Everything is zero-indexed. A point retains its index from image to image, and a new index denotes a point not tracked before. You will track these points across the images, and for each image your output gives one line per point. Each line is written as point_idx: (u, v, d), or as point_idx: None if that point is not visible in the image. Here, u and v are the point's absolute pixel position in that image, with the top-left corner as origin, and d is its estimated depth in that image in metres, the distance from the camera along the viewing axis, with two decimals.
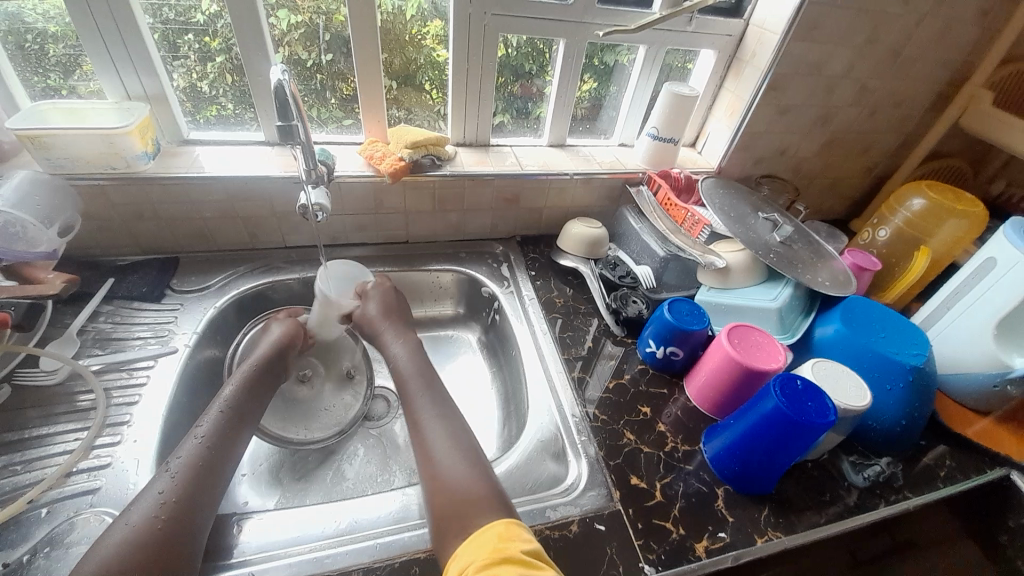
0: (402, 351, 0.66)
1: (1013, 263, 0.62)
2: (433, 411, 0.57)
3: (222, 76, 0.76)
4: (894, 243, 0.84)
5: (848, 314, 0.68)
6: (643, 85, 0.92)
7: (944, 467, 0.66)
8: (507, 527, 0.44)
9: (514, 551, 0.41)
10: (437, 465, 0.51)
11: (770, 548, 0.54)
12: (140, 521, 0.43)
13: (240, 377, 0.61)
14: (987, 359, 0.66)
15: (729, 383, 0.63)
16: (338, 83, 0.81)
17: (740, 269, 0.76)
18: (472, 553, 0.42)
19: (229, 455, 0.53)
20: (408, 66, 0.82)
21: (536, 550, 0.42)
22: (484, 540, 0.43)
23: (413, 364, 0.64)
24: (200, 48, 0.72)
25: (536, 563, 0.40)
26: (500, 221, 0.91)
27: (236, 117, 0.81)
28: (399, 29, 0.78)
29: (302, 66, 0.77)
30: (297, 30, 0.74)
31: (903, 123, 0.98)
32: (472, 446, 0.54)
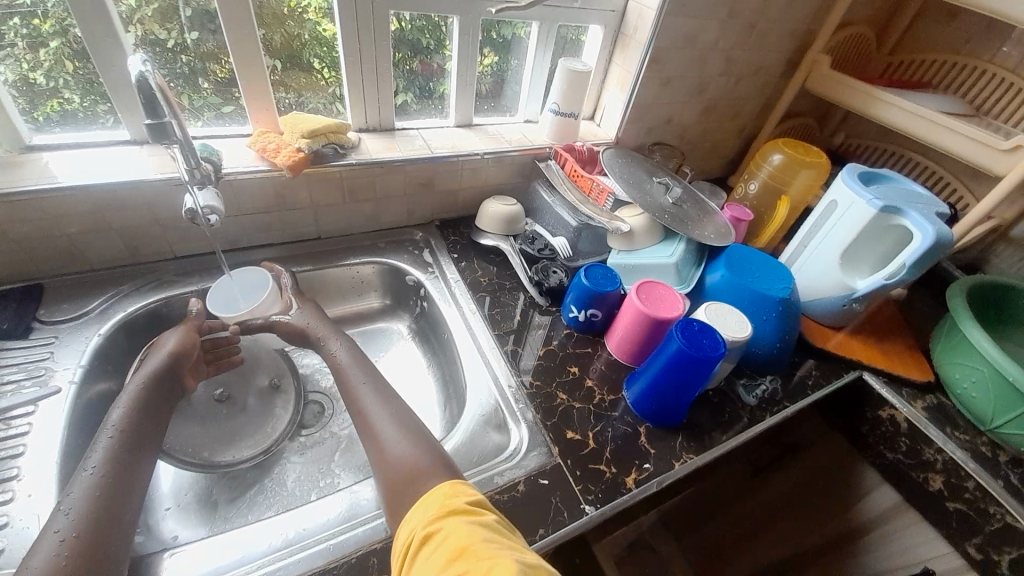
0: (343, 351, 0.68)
1: (848, 203, 0.75)
2: (374, 397, 0.60)
3: (62, 63, 0.65)
4: (762, 194, 0.97)
5: (731, 261, 0.79)
6: (541, 61, 0.95)
7: (811, 376, 0.79)
8: (452, 486, 0.46)
9: (460, 503, 0.44)
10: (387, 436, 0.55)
11: (686, 469, 0.63)
12: (42, 563, 0.40)
13: (128, 395, 0.56)
14: (838, 286, 0.79)
15: (642, 335, 0.70)
16: (210, 66, 0.73)
17: (642, 230, 0.84)
18: (422, 514, 0.44)
19: (133, 479, 0.50)
20: (292, 43, 0.77)
21: (481, 500, 0.45)
22: (433, 500, 0.45)
23: (354, 358, 0.67)
24: (30, 33, 0.61)
25: (483, 511, 0.43)
26: (416, 206, 0.90)
27: (85, 112, 0.70)
28: (274, 2, 0.72)
29: (162, 47, 0.69)
30: (149, 6, 0.66)
31: (764, 88, 1.11)
32: (412, 420, 0.57)
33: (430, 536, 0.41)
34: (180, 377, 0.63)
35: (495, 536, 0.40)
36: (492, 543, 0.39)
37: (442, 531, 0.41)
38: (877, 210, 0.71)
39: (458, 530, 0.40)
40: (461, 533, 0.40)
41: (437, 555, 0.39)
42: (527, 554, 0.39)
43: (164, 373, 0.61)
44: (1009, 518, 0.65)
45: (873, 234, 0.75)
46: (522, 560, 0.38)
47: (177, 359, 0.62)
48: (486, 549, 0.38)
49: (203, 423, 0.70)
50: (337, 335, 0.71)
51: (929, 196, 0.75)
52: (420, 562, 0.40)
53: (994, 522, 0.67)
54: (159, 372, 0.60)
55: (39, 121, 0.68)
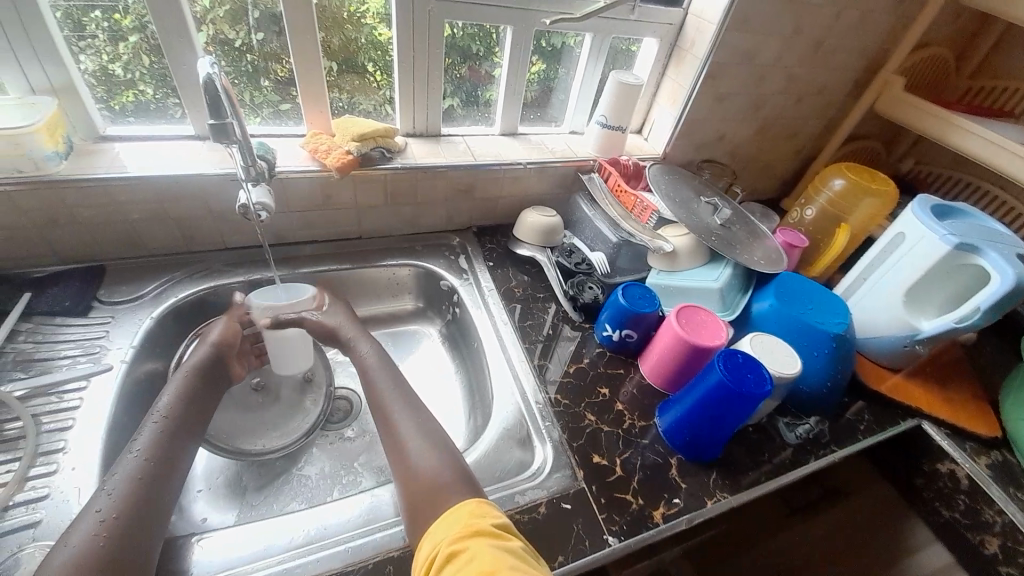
0: (369, 351, 0.68)
1: (918, 237, 0.69)
2: (399, 401, 0.60)
3: (138, 57, 0.69)
4: (819, 220, 0.91)
5: (781, 289, 0.74)
6: (591, 71, 0.94)
7: (863, 421, 0.73)
8: (478, 505, 0.46)
9: (484, 525, 0.43)
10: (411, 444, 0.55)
11: (719, 508, 0.59)
12: (81, 541, 0.42)
13: (175, 386, 0.59)
14: (900, 325, 0.73)
15: (680, 361, 0.67)
16: (271, 65, 0.76)
17: (687, 251, 0.81)
18: (444, 531, 0.43)
19: (171, 468, 0.51)
20: (348, 47, 0.79)
21: (506, 524, 0.44)
22: (456, 517, 0.44)
23: (383, 361, 0.67)
24: (110, 26, 0.66)
25: (508, 536, 0.42)
26: (455, 212, 0.91)
27: (157, 103, 0.74)
28: (336, 7, 0.74)
29: (230, 46, 0.73)
30: (221, 7, 0.69)
31: (826, 108, 1.05)
32: (436, 431, 0.56)
33: (453, 554, 0.41)
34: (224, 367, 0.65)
35: (519, 565, 0.39)
36: (518, 573, 0.38)
37: (465, 551, 0.40)
38: (951, 247, 0.65)
39: (483, 552, 0.39)
40: (485, 554, 0.39)
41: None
42: None
43: (207, 368, 0.63)
44: None
45: (945, 273, 0.69)
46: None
47: (220, 348, 0.66)
48: None
49: (240, 409, 0.73)
50: (367, 338, 0.71)
51: (1011, 236, 0.69)
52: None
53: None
54: (202, 365, 0.63)
55: (116, 111, 0.73)
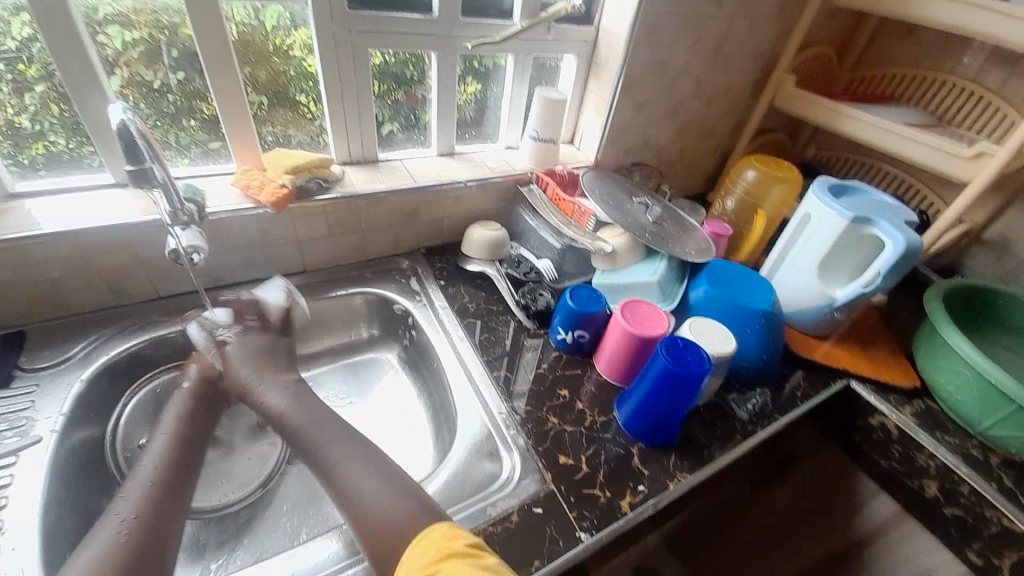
0: (279, 399, 0.65)
1: (821, 216, 0.77)
2: (341, 443, 0.59)
3: (46, 107, 0.66)
4: (739, 210, 1.00)
5: (712, 277, 0.80)
6: (518, 89, 0.98)
7: (800, 388, 0.79)
8: (449, 528, 0.47)
9: (456, 546, 0.45)
10: (361, 486, 0.54)
11: (681, 489, 0.62)
12: (104, 541, 0.46)
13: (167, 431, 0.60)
14: (819, 296, 0.81)
15: (630, 354, 0.71)
16: (196, 104, 0.75)
17: (625, 250, 0.85)
18: (417, 557, 0.45)
19: (167, 522, 0.51)
20: (278, 79, 0.79)
21: (479, 541, 0.46)
22: (429, 542, 0.46)
23: (298, 404, 0.65)
24: (13, 78, 0.62)
25: (481, 552, 0.44)
26: (402, 236, 0.91)
27: (71, 153, 0.70)
28: (261, 41, 0.75)
29: (149, 87, 0.71)
30: (135, 49, 0.67)
31: (734, 107, 1.16)
32: (386, 465, 0.56)
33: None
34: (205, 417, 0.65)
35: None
36: None
37: (440, 573, 0.42)
38: (849, 221, 0.73)
39: (457, 571, 0.42)
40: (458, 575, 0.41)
41: None
42: None
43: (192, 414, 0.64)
44: (1006, 522, 0.64)
45: (848, 244, 0.77)
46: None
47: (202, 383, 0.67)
48: None
49: None
50: (286, 380, 0.68)
51: (897, 205, 0.78)
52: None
53: (990, 526, 0.67)
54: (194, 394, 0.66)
55: (24, 164, 0.69)
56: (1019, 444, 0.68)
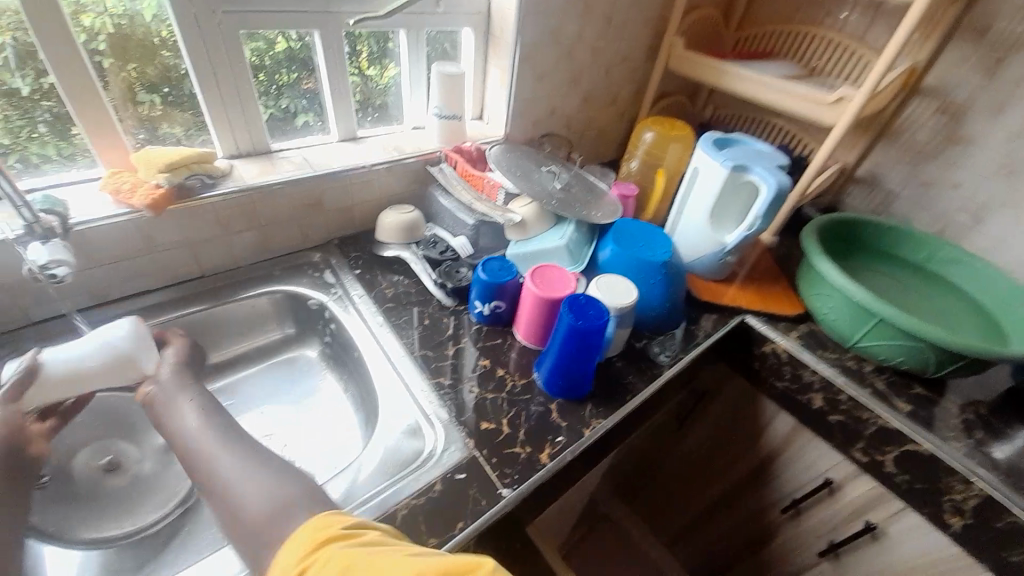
0: (193, 422, 0.57)
1: (707, 168, 0.82)
2: (220, 442, 0.54)
3: None
4: (642, 170, 1.05)
5: (617, 236, 0.84)
6: (416, 66, 0.97)
7: (704, 329, 0.86)
8: (327, 516, 0.44)
9: (334, 531, 0.42)
10: (239, 487, 0.49)
11: (597, 434, 0.66)
12: None
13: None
14: (713, 243, 0.87)
15: (543, 317, 0.74)
16: (61, 106, 0.68)
17: (534, 219, 0.88)
18: (293, 553, 0.41)
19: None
20: (169, 74, 0.74)
21: (357, 519, 0.43)
22: (304, 535, 0.42)
23: (203, 413, 0.59)
24: None
25: (362, 529, 0.42)
26: (310, 228, 0.88)
27: None
28: (140, 33, 0.69)
29: (17, 95, 0.64)
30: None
31: (633, 72, 1.20)
32: (271, 459, 0.53)
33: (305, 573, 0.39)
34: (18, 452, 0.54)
35: (373, 549, 0.39)
36: (374, 557, 0.38)
37: (317, 562, 0.39)
38: (729, 170, 0.79)
39: (335, 556, 0.39)
40: (337, 559, 0.38)
41: None
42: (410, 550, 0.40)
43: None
44: (881, 420, 0.74)
45: (732, 192, 0.83)
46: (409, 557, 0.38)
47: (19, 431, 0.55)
48: (361, 564, 0.37)
49: (93, 499, 0.64)
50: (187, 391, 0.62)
51: (770, 152, 0.85)
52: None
53: (868, 425, 0.76)
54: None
55: None
56: (887, 351, 0.77)
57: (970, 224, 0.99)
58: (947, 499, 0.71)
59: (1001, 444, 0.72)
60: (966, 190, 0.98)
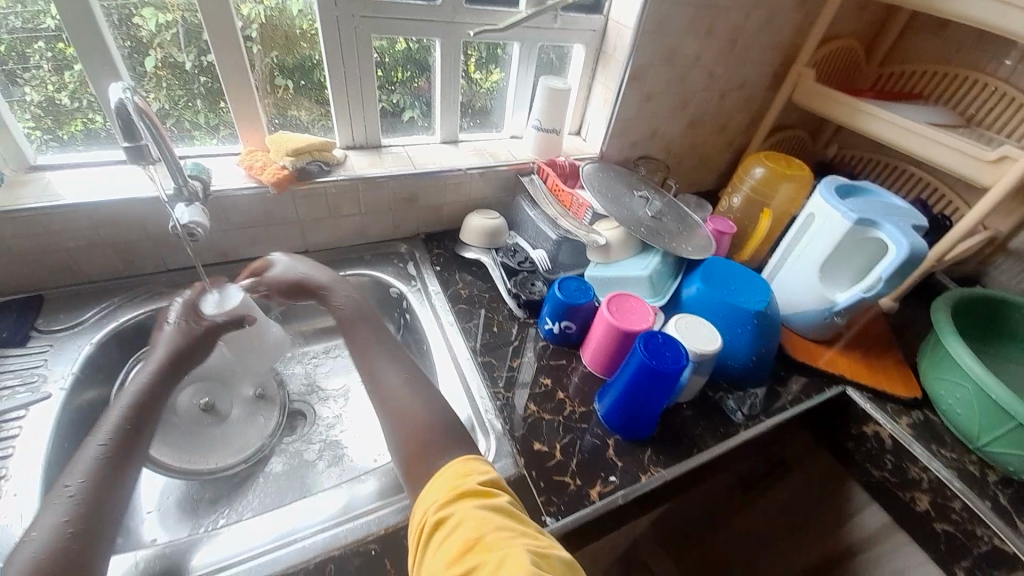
0: (349, 296, 0.71)
1: (825, 216, 0.74)
2: (378, 348, 0.63)
3: (84, 85, 0.71)
4: (744, 208, 0.97)
5: (706, 274, 0.79)
6: (523, 77, 0.98)
7: (792, 392, 0.77)
8: (464, 465, 0.47)
9: (469, 484, 0.44)
10: (391, 395, 0.57)
11: (653, 482, 0.62)
12: (49, 531, 0.44)
13: (168, 341, 0.64)
14: (818, 299, 0.79)
15: (614, 348, 0.71)
16: (218, 87, 0.78)
17: (619, 243, 0.85)
18: (434, 494, 0.45)
19: (150, 418, 0.56)
20: (303, 63, 0.82)
21: (491, 477, 0.46)
22: (443, 481, 0.46)
23: (359, 303, 0.70)
24: (54, 56, 0.67)
25: (495, 491, 0.45)
26: (401, 221, 0.93)
27: (107, 132, 0.76)
28: (286, 25, 0.78)
29: (181, 69, 0.75)
30: (167, 30, 0.71)
31: (749, 102, 1.12)
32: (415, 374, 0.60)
33: (442, 520, 0.42)
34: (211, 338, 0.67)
35: (506, 524, 0.41)
36: (505, 532, 0.40)
37: (453, 516, 0.42)
38: (852, 223, 0.70)
39: (470, 517, 0.41)
40: (470, 520, 0.41)
41: (449, 542, 0.40)
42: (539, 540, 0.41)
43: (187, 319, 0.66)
44: (996, 540, 0.62)
45: (851, 247, 0.74)
46: (534, 549, 0.39)
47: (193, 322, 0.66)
48: (494, 541, 0.39)
49: (187, 434, 0.73)
50: (338, 282, 0.73)
51: (907, 207, 0.74)
52: (432, 550, 0.41)
53: (981, 545, 0.64)
54: (167, 359, 0.62)
55: (65, 139, 0.74)
56: (1018, 463, 0.65)
57: None
58: None
59: None
60: None
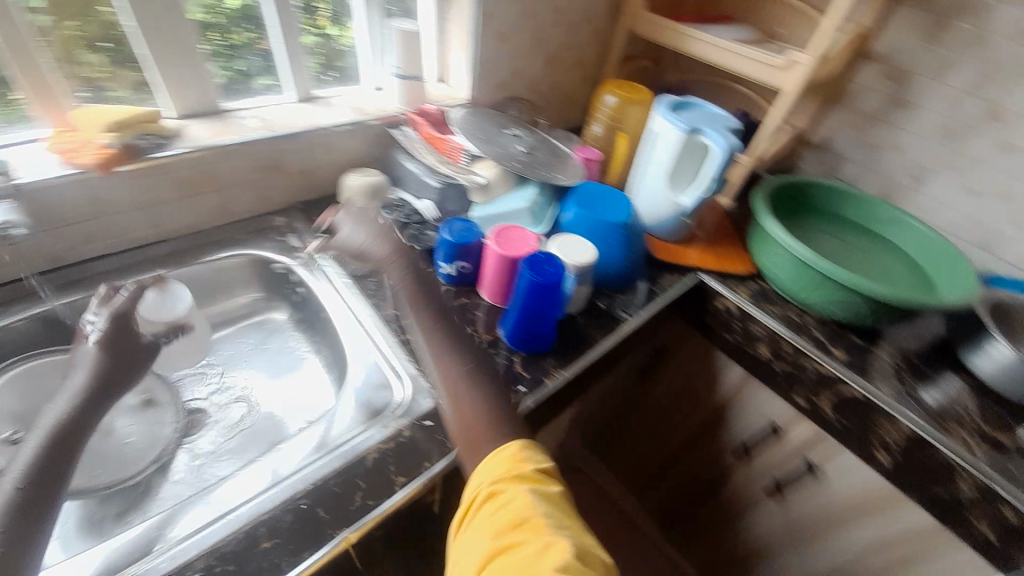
0: (398, 281, 0.72)
1: (664, 131, 0.85)
2: (445, 342, 0.64)
3: None
4: (605, 135, 1.07)
5: (580, 198, 0.87)
6: (373, 25, 0.94)
7: (660, 285, 0.90)
8: (519, 450, 0.51)
9: (525, 470, 0.49)
10: (455, 396, 0.58)
11: (557, 383, 0.70)
12: None
13: (89, 362, 0.61)
14: (671, 205, 0.91)
15: (504, 276, 0.77)
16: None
17: (497, 180, 0.89)
18: (488, 471, 0.50)
19: (73, 447, 0.55)
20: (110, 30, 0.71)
21: (546, 467, 0.50)
22: (500, 460, 0.50)
23: (413, 290, 0.70)
24: None
25: (546, 480, 0.48)
26: (271, 192, 0.87)
27: None
28: None
29: None
30: None
31: (597, 35, 1.19)
32: (477, 375, 0.61)
33: (495, 493, 0.47)
34: (147, 354, 0.67)
35: (552, 511, 0.45)
36: (552, 520, 0.44)
37: (506, 493, 0.47)
38: (683, 133, 0.82)
39: (520, 498, 0.45)
40: (523, 501, 0.45)
41: (498, 516, 0.45)
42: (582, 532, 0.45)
43: (114, 338, 0.63)
44: (821, 368, 0.79)
45: (689, 155, 0.86)
46: (581, 547, 0.42)
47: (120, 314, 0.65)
48: (542, 528, 0.43)
49: None
50: (389, 266, 0.74)
51: (724, 115, 0.88)
52: (482, 517, 0.46)
53: (808, 373, 0.82)
54: (101, 359, 0.61)
55: None
56: (830, 305, 0.83)
57: (910, 184, 1.04)
58: (880, 438, 0.76)
59: (930, 389, 0.76)
60: (907, 152, 1.03)
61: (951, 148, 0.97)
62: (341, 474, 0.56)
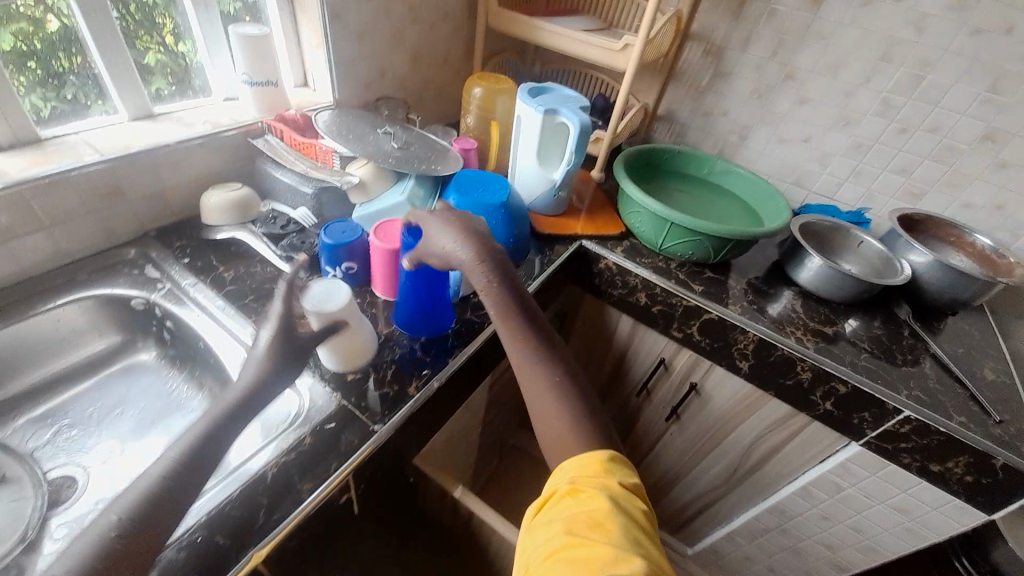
0: (454, 246, 0.64)
1: (525, 114, 0.91)
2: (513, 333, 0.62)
3: None
4: (478, 124, 1.11)
5: (459, 185, 0.89)
6: (214, 34, 0.88)
7: (548, 256, 0.97)
8: (609, 461, 0.52)
9: (610, 480, 0.50)
10: (543, 404, 0.58)
11: (459, 360, 0.73)
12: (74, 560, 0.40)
13: (263, 355, 0.62)
14: (545, 181, 0.97)
15: (389, 264, 0.76)
16: None
17: (372, 178, 0.88)
18: (572, 470, 0.52)
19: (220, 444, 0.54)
20: None
21: (634, 483, 0.51)
22: (587, 462, 0.52)
23: (470, 262, 0.64)
24: None
25: (636, 500, 0.50)
26: (115, 222, 0.78)
27: None
28: None
29: None
30: None
31: (458, 32, 1.23)
32: (555, 377, 0.59)
33: (576, 491, 0.50)
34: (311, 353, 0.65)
35: (634, 528, 0.46)
36: (630, 535, 0.45)
37: (586, 496, 0.49)
38: (541, 114, 0.88)
39: (602, 505, 0.47)
40: (603, 507, 0.47)
41: (578, 516, 0.47)
42: (661, 557, 0.46)
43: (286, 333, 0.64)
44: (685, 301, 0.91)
45: (552, 134, 0.92)
46: (651, 568, 0.43)
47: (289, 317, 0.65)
48: (622, 539, 0.45)
49: None
50: (441, 225, 0.65)
51: (576, 95, 0.96)
52: (564, 508, 0.48)
53: (677, 308, 0.94)
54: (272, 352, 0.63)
55: None
56: (687, 249, 0.95)
57: (738, 142, 1.23)
58: (740, 350, 0.90)
59: (772, 303, 0.91)
60: (731, 115, 1.21)
61: (763, 107, 1.16)
62: (239, 498, 0.53)
